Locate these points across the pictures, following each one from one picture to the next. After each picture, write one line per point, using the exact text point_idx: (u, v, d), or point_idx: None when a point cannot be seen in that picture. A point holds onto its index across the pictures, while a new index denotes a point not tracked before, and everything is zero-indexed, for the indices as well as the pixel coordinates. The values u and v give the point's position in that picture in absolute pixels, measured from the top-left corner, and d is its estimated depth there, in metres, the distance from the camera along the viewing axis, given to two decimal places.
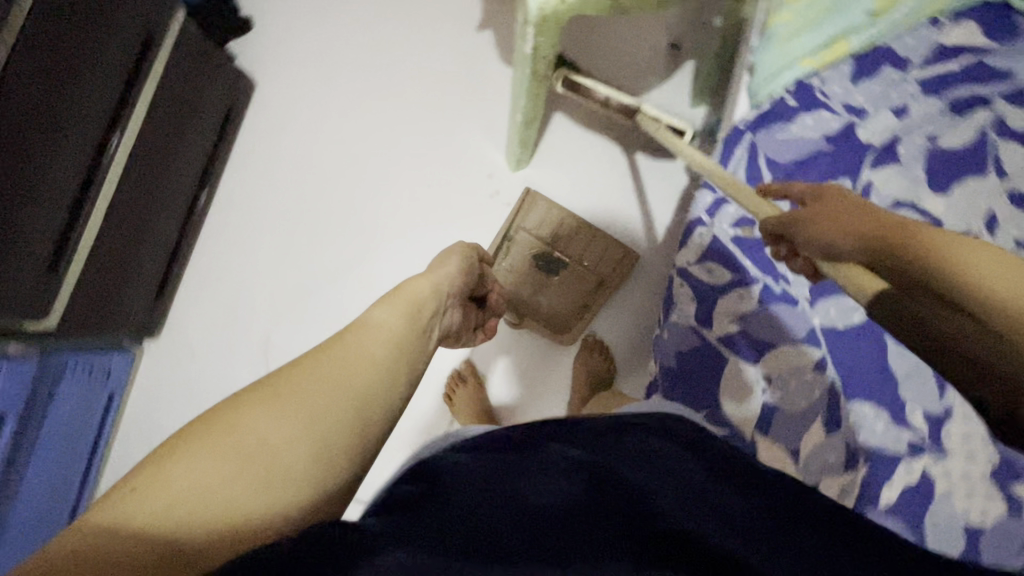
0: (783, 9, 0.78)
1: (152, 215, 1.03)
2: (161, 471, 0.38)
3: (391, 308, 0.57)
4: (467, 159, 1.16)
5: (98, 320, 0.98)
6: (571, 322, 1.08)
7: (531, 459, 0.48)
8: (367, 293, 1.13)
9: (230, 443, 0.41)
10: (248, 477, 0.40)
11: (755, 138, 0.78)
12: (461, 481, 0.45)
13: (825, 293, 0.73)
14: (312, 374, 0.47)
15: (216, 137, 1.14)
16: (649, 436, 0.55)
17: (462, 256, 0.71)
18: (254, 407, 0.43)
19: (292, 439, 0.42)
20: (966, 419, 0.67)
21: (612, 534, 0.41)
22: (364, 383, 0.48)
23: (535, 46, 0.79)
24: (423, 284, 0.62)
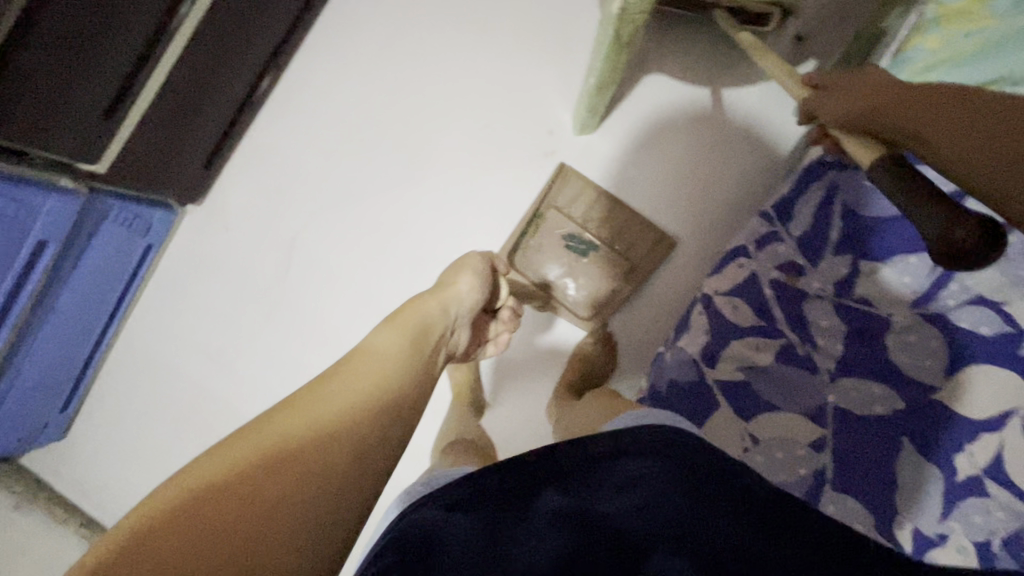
0: (930, 32, 0.68)
1: (214, 87, 1.03)
2: (160, 529, 0.39)
3: (391, 336, 0.63)
4: (535, 109, 1.08)
5: (146, 177, 1.02)
6: (590, 306, 1.03)
7: (521, 520, 0.46)
8: (396, 237, 1.12)
9: (225, 494, 0.42)
10: (245, 527, 0.42)
11: (838, 176, 0.72)
12: (448, 551, 0.43)
13: (851, 370, 0.66)
14: (298, 414, 0.50)
15: (292, 21, 1.10)
16: (630, 464, 0.51)
17: (474, 273, 0.75)
18: (243, 449, 0.46)
19: (291, 477, 0.45)
20: (961, 551, 0.59)
21: None
22: (354, 419, 0.52)
23: (624, 7, 0.71)
24: (433, 304, 0.69)
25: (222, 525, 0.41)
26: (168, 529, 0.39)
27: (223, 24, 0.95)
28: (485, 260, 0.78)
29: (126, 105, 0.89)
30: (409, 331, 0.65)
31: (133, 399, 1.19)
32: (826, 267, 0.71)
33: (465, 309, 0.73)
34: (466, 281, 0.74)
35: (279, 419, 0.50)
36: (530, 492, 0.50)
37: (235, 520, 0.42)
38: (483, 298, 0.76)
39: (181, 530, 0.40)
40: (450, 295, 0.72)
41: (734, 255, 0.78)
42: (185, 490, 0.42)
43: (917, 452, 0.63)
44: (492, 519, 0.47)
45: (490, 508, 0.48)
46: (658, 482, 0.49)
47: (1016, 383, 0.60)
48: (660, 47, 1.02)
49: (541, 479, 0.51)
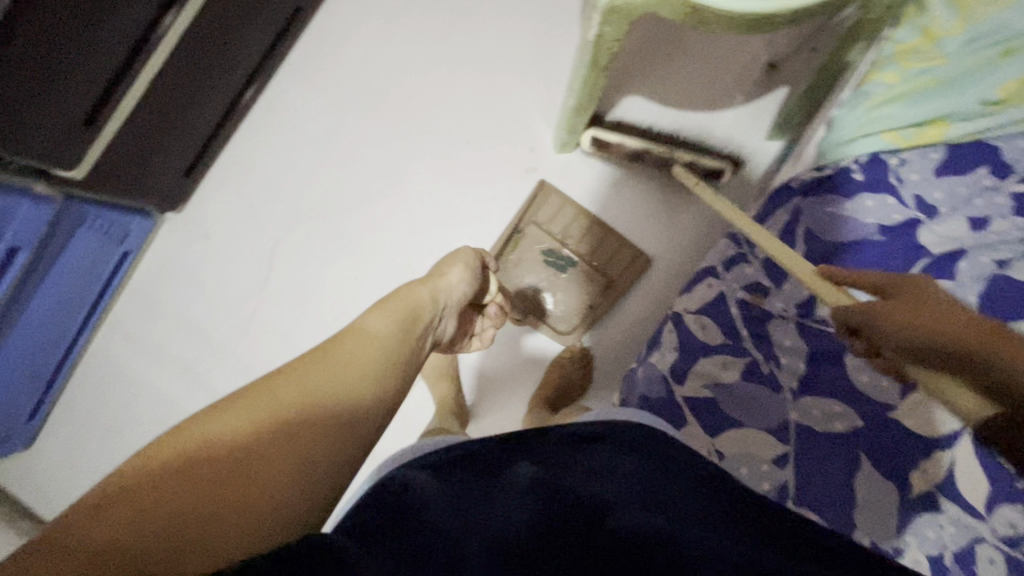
0: (888, 67, 0.71)
1: (197, 97, 1.03)
2: (143, 490, 0.40)
3: (382, 318, 0.63)
4: (516, 126, 1.11)
5: (124, 185, 1.02)
6: (567, 321, 1.05)
7: (495, 479, 0.52)
8: (380, 241, 1.13)
9: (207, 461, 0.43)
10: (227, 493, 0.42)
11: (801, 202, 0.75)
12: (426, 497, 0.47)
13: (812, 389, 0.68)
14: (286, 387, 0.51)
15: (278, 33, 1.11)
16: (605, 453, 0.57)
17: (465, 264, 0.76)
18: (244, 412, 0.47)
19: (288, 442, 0.47)
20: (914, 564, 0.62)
21: (576, 534, 0.45)
22: (346, 395, 0.53)
23: (600, 34, 0.74)
24: (423, 291, 0.69)
25: (219, 480, 0.43)
26: (149, 490, 0.40)
27: (208, 34, 0.96)
28: (475, 254, 0.80)
29: (107, 113, 0.89)
30: (399, 315, 0.64)
31: (104, 408, 1.17)
32: (790, 288, 0.73)
33: (453, 299, 0.72)
34: (456, 273, 0.74)
35: (277, 387, 0.51)
36: (508, 462, 0.55)
37: (233, 476, 0.43)
38: (472, 290, 0.76)
39: (181, 481, 0.41)
40: (439, 284, 0.72)
41: (704, 276, 0.80)
42: (192, 442, 0.44)
43: (875, 469, 0.65)
44: (468, 486, 0.50)
45: (469, 478, 0.52)
46: (617, 465, 0.55)
47: None
48: (638, 71, 1.05)
49: (520, 456, 0.56)
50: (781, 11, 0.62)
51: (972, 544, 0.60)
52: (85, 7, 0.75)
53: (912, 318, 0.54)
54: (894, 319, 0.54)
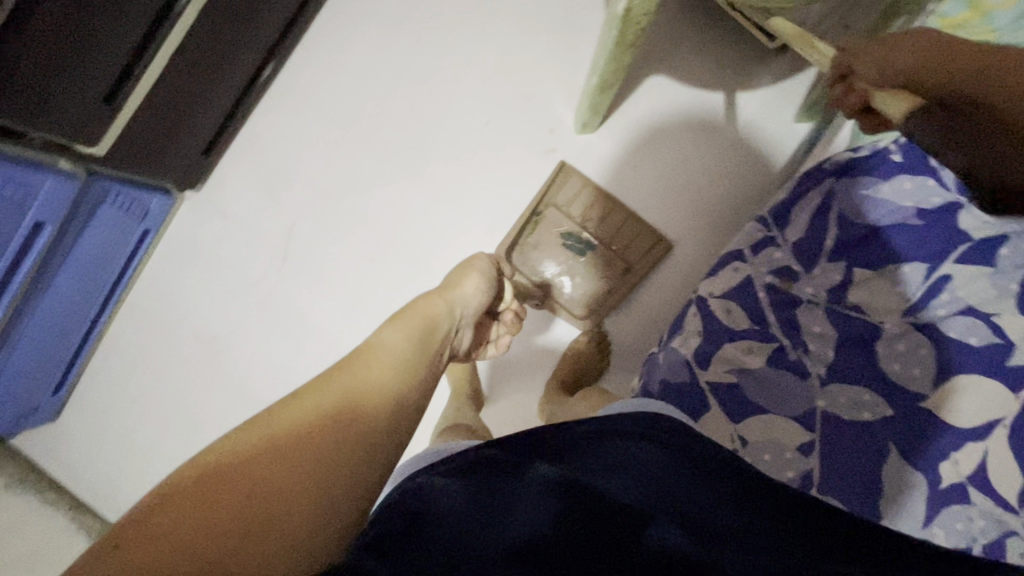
0: None
1: (215, 74, 1.02)
2: (213, 490, 0.41)
3: (397, 332, 0.63)
4: (536, 106, 1.08)
5: (143, 163, 1.02)
6: (584, 305, 1.03)
7: (514, 482, 0.49)
8: (392, 237, 1.12)
9: (271, 463, 0.44)
10: (291, 494, 0.44)
11: (835, 184, 0.73)
12: (443, 512, 0.46)
13: (840, 376, 0.67)
14: (332, 393, 0.52)
15: (297, 10, 1.10)
16: (631, 442, 0.52)
17: (481, 273, 0.74)
18: (260, 432, 0.46)
19: (312, 458, 0.46)
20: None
21: (600, 547, 0.44)
22: (379, 403, 0.54)
23: (629, 7, 0.71)
24: (438, 303, 0.69)
25: (240, 502, 0.41)
26: (218, 491, 0.41)
27: (228, 10, 0.95)
28: (490, 261, 0.78)
29: (126, 89, 0.89)
30: (414, 331, 0.64)
31: (126, 384, 1.19)
32: (819, 273, 0.71)
33: (469, 309, 0.72)
34: (471, 284, 0.73)
35: (294, 406, 0.50)
36: (526, 460, 0.51)
37: (253, 495, 0.42)
38: (488, 301, 0.75)
39: (197, 508, 0.40)
40: (455, 295, 0.71)
41: (728, 259, 0.78)
42: (209, 463, 0.43)
43: (904, 458, 0.63)
44: (484, 486, 0.49)
45: (486, 481, 0.49)
46: (644, 461, 0.51)
47: (1001, 394, 0.62)
48: (664, 49, 1.03)
49: (540, 451, 0.53)
50: None
51: (1001, 537, 0.59)
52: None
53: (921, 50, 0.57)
54: (879, 55, 0.59)
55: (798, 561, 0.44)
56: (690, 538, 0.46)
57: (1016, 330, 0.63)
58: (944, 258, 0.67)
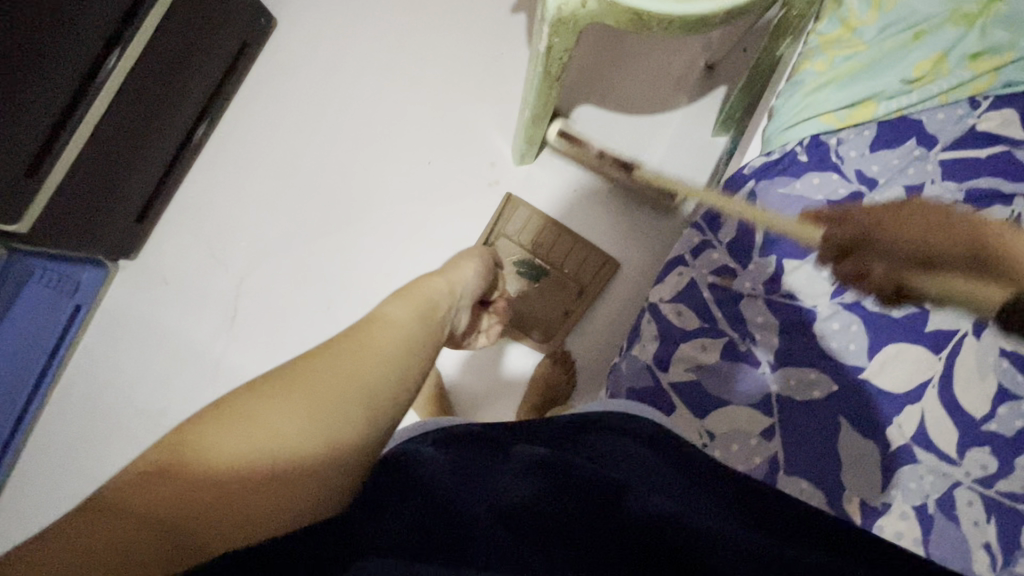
0: (817, 56, 0.75)
1: (144, 140, 1.01)
2: (193, 466, 0.39)
3: (406, 304, 0.55)
4: (474, 142, 1.13)
5: (71, 236, 0.97)
6: (545, 329, 1.07)
7: (499, 458, 0.55)
8: (347, 274, 1.11)
9: (249, 439, 0.40)
10: (267, 480, 0.40)
11: (757, 185, 0.76)
12: (431, 476, 0.50)
13: (789, 361, 0.71)
14: (335, 368, 0.45)
15: (225, 71, 1.12)
16: (610, 432, 0.59)
17: (478, 259, 0.74)
18: (257, 408, 0.42)
19: (302, 448, 0.41)
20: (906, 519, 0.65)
21: (575, 507, 0.49)
22: (386, 384, 0.47)
23: (550, 46, 0.76)
24: (440, 281, 0.63)
25: (231, 487, 0.39)
26: (197, 460, 0.39)
27: (154, 73, 0.96)
28: (486, 254, 0.79)
29: (49, 163, 0.87)
30: (420, 305, 0.57)
31: (56, 481, 1.06)
32: (755, 267, 0.75)
33: (468, 291, 0.68)
34: (470, 267, 0.71)
35: (297, 378, 0.44)
36: (511, 443, 0.57)
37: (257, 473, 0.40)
38: (483, 285, 0.73)
39: (181, 489, 0.38)
40: (455, 277, 0.67)
41: (672, 266, 0.81)
42: (208, 437, 0.40)
43: (853, 430, 0.68)
44: (476, 457, 0.54)
45: (475, 454, 0.55)
46: (623, 453, 0.56)
47: (928, 356, 0.69)
48: (586, 82, 1.10)
49: (523, 437, 0.59)
50: (718, 10, 0.65)
51: (951, 488, 0.65)
52: (20, 42, 0.76)
53: (932, 226, 0.56)
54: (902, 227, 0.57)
55: (753, 524, 0.49)
56: (663, 499, 0.50)
57: None
58: None
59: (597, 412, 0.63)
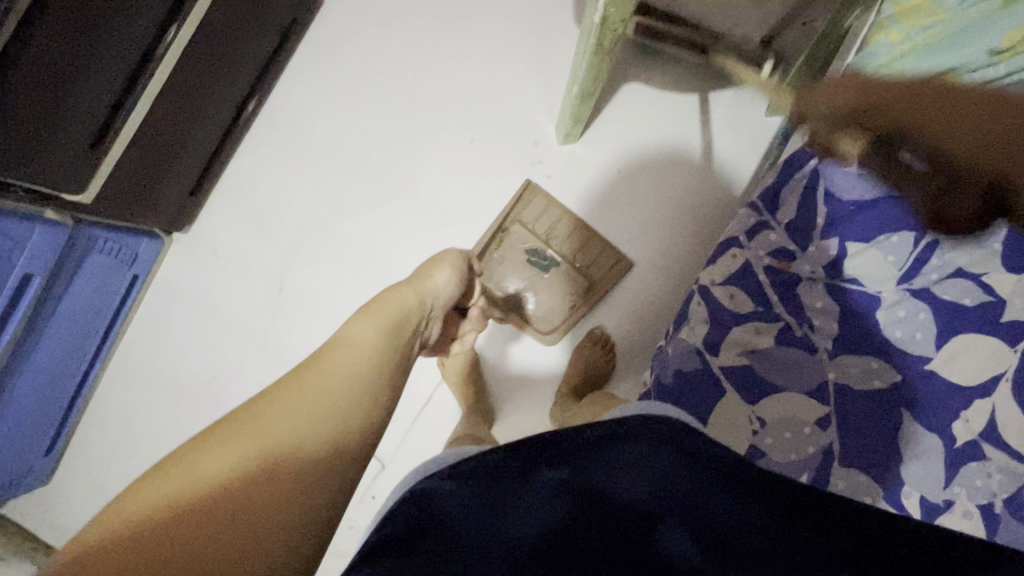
0: (893, 28, 0.73)
1: (196, 115, 1.03)
2: (148, 517, 0.44)
3: (369, 327, 0.66)
4: (517, 121, 1.11)
5: (127, 209, 1.01)
6: (549, 321, 1.06)
7: (522, 486, 0.49)
8: (385, 255, 1.12)
9: (202, 484, 0.47)
10: (224, 522, 0.46)
11: (820, 164, 0.72)
12: (450, 518, 0.47)
13: (848, 347, 0.68)
14: (284, 408, 0.54)
15: (273, 48, 1.13)
16: (641, 446, 0.53)
17: (451, 264, 0.79)
18: (221, 445, 0.50)
19: (256, 477, 0.49)
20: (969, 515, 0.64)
21: (608, 548, 0.44)
22: (336, 412, 0.56)
23: (605, 15, 0.73)
24: (410, 295, 0.72)
25: (187, 533, 0.44)
26: (152, 510, 0.45)
27: (208, 50, 0.97)
28: (463, 256, 0.82)
29: (112, 134, 0.89)
30: (386, 323, 0.67)
31: (121, 441, 1.14)
32: (815, 251, 0.71)
33: (440, 301, 0.76)
34: (442, 275, 0.77)
35: (262, 411, 0.54)
36: (534, 464, 0.51)
37: (213, 515, 0.45)
38: (457, 293, 0.79)
39: (153, 514, 0.44)
40: (426, 288, 0.74)
41: (725, 246, 0.77)
42: (160, 494, 0.46)
43: (918, 423, 0.65)
44: (501, 489, 0.49)
45: (498, 482, 0.50)
46: (654, 470, 0.51)
47: (1001, 350, 0.65)
48: (634, 61, 1.08)
49: (544, 454, 0.53)
50: None
51: (1021, 489, 0.62)
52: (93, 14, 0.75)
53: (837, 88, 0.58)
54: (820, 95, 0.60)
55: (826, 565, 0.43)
56: (702, 548, 0.45)
57: (1006, 287, 0.66)
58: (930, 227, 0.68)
59: (621, 421, 0.58)
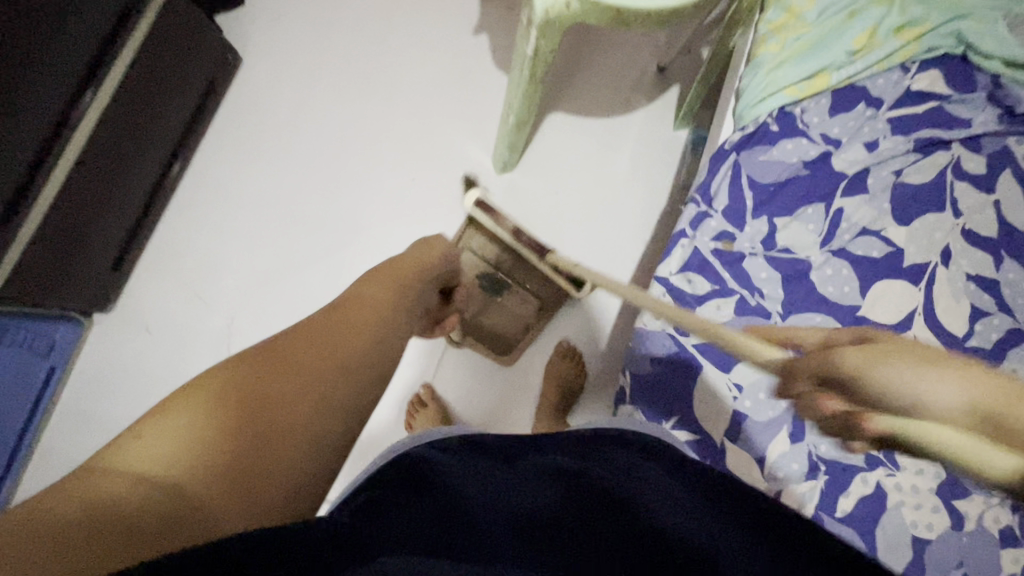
0: (770, 40, 0.85)
1: (119, 184, 0.98)
2: (178, 424, 0.47)
3: (375, 286, 0.70)
4: (454, 157, 1.16)
5: (46, 293, 0.91)
6: (504, 341, 1.09)
7: (512, 463, 0.52)
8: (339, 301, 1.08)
9: (232, 397, 0.50)
10: (252, 428, 0.48)
11: (739, 157, 0.83)
12: (448, 485, 0.48)
13: (796, 308, 0.76)
14: (314, 341, 0.59)
15: (195, 108, 1.11)
16: (624, 449, 0.57)
17: (444, 245, 0.81)
18: (252, 371, 0.53)
19: (283, 394, 0.52)
20: (919, 474, 0.72)
21: (595, 521, 0.46)
22: (356, 342, 0.60)
23: (537, 48, 0.82)
24: (409, 261, 0.76)
25: (218, 438, 0.47)
26: (182, 420, 0.47)
27: (130, 113, 0.95)
28: (448, 243, 0.83)
29: (24, 209, 0.83)
30: (392, 284, 0.71)
31: None
32: (751, 229, 0.80)
33: (434, 273, 0.77)
34: (438, 252, 0.79)
35: (289, 347, 0.58)
36: (523, 450, 0.55)
37: (243, 428, 0.48)
38: (445, 269, 0.79)
39: (178, 431, 0.46)
40: (427, 258, 0.78)
41: (675, 239, 0.83)
42: (188, 409, 0.49)
43: None
44: (490, 462, 0.52)
45: (490, 460, 0.53)
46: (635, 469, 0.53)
47: (910, 289, 0.75)
48: (555, 92, 1.18)
49: (534, 445, 0.57)
50: (687, 3, 0.73)
51: None
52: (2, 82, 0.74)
53: (846, 369, 0.28)
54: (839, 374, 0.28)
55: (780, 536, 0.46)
56: (690, 520, 0.47)
57: (900, 238, 0.77)
58: (834, 196, 0.80)
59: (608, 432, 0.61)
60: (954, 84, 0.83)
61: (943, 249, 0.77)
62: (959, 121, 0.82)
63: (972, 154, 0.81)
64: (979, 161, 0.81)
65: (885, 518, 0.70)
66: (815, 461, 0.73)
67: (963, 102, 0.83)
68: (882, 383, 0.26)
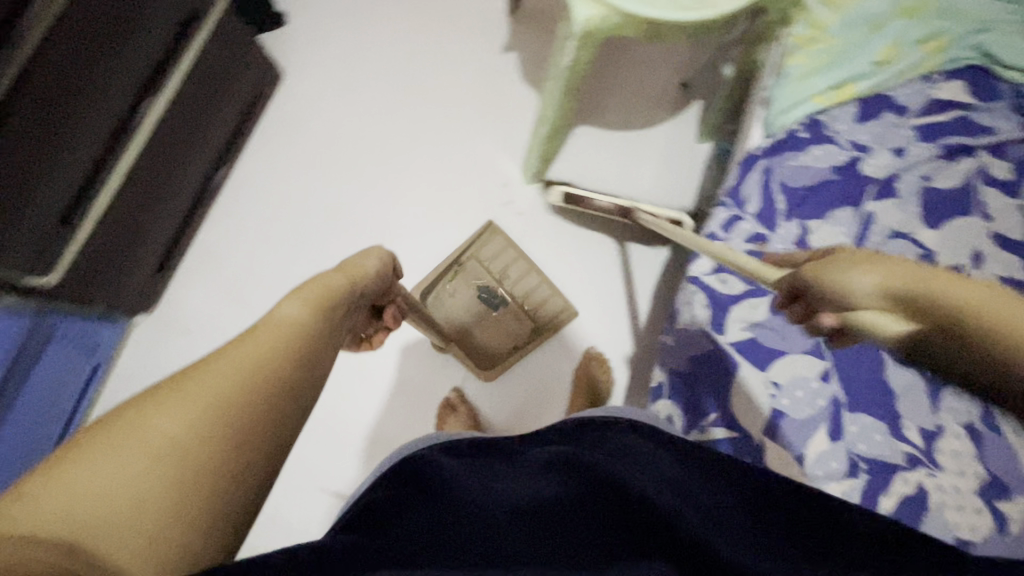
0: (797, 52, 0.88)
1: (168, 188, 1.02)
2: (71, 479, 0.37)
3: (298, 302, 0.57)
4: (484, 168, 1.20)
5: (97, 292, 0.95)
6: (488, 358, 1.10)
7: (507, 462, 0.56)
8: None
9: (133, 443, 0.39)
10: (165, 481, 0.39)
11: (769, 163, 0.86)
12: (446, 483, 0.52)
13: None
14: (226, 365, 0.47)
15: (240, 118, 1.16)
16: (621, 434, 0.58)
17: (379, 260, 0.71)
18: (157, 404, 0.42)
19: (196, 435, 0.42)
20: (960, 475, 0.71)
21: (583, 509, 0.49)
22: (278, 371, 0.49)
23: (575, 59, 0.86)
24: (338, 278, 0.63)
25: (120, 497, 0.37)
26: (75, 473, 0.37)
27: (182, 121, 1.00)
28: (385, 258, 0.71)
29: (83, 209, 0.87)
30: (317, 303, 0.58)
31: None
32: (783, 231, 0.82)
33: (367, 291, 0.67)
34: (371, 266, 0.68)
35: (196, 371, 0.46)
36: (522, 450, 0.59)
37: (153, 481, 0.39)
38: (380, 288, 0.70)
39: (66, 491, 0.36)
40: (356, 274, 0.65)
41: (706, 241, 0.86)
42: (75, 460, 0.38)
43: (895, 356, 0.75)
44: (488, 461, 0.57)
45: (489, 461, 0.57)
46: (629, 458, 0.53)
47: None
48: (582, 106, 1.22)
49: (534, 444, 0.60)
50: (721, 16, 0.77)
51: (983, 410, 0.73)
52: (70, 86, 0.78)
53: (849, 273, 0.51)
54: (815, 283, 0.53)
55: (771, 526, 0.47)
56: (682, 500, 0.48)
57: (931, 240, 0.79)
58: (865, 199, 0.82)
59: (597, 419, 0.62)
60: (979, 93, 0.86)
61: (975, 252, 0.78)
62: (986, 129, 0.84)
63: (999, 162, 0.82)
64: (1007, 167, 0.82)
65: (927, 519, 0.69)
66: (855, 459, 0.73)
67: (989, 112, 0.85)
68: (853, 284, 0.50)
